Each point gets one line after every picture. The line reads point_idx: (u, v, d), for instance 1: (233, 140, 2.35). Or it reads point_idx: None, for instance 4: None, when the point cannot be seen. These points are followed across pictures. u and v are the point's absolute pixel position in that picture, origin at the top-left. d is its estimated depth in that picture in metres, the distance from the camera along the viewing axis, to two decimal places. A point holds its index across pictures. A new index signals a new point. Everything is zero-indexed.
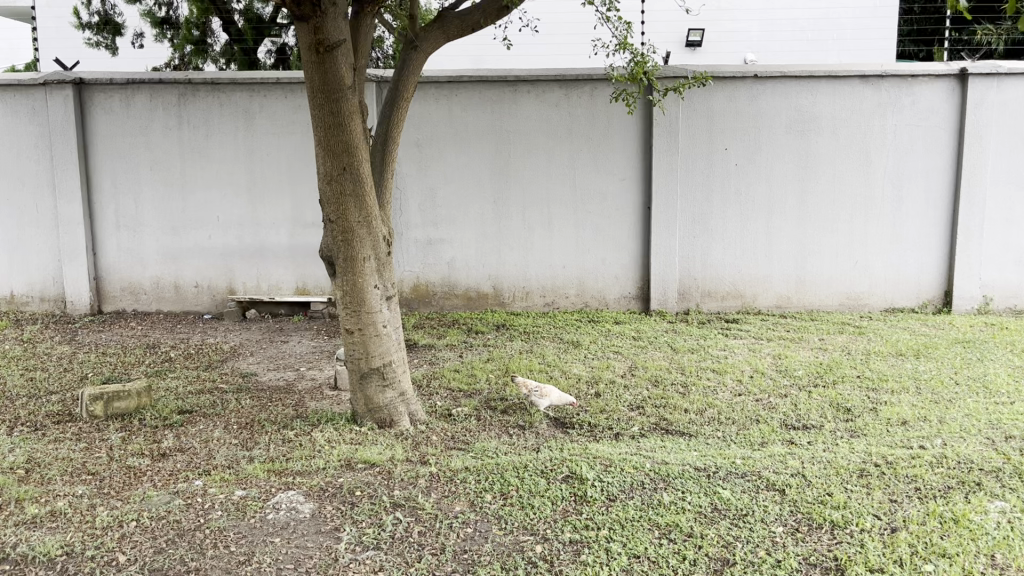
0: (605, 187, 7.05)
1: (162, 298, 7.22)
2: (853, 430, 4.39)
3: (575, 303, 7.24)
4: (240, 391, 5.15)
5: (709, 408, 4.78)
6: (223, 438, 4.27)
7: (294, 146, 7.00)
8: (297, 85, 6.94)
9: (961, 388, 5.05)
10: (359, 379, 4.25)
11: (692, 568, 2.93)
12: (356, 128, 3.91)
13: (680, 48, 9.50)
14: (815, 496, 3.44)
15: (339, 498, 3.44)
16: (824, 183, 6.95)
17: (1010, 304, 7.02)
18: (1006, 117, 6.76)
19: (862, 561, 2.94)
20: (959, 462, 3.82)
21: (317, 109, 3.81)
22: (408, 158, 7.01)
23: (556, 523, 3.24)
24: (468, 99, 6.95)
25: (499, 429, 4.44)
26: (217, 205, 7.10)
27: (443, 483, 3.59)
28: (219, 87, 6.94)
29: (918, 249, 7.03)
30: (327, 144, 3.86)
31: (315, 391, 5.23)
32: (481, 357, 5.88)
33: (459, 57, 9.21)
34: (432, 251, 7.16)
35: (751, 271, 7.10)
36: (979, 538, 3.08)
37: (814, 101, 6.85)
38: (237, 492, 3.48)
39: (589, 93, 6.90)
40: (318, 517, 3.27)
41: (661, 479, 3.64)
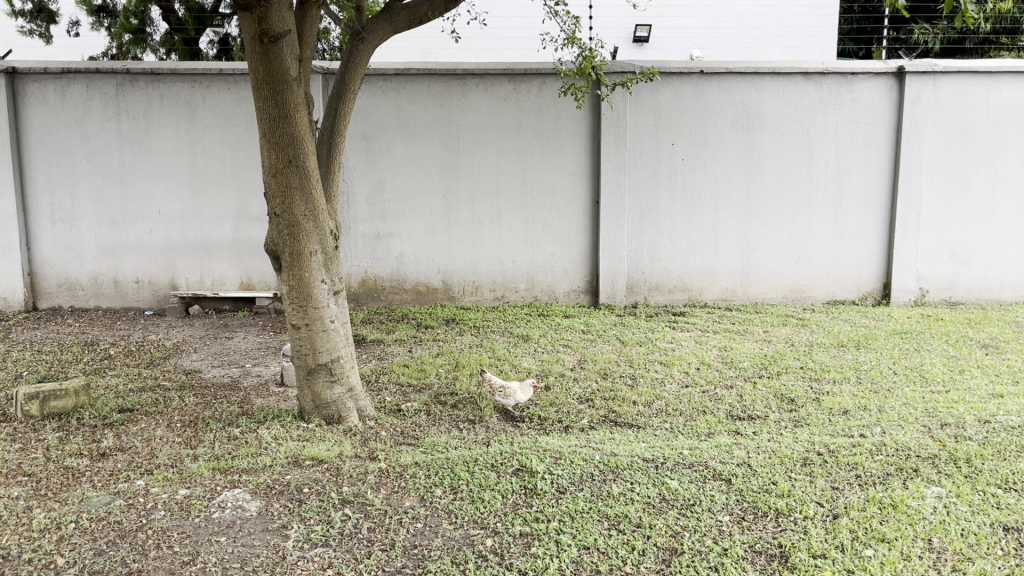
0: (555, 181, 7.12)
1: (101, 294, 7.11)
2: (796, 419, 4.55)
3: (524, 297, 7.32)
4: (183, 389, 5.11)
5: (657, 400, 4.90)
6: (166, 437, 4.23)
7: (239, 139, 6.93)
8: (240, 76, 6.86)
9: (899, 378, 5.25)
10: (305, 374, 4.27)
11: (641, 558, 3.01)
12: (301, 120, 3.92)
13: (627, 44, 9.11)
14: (760, 485, 3.57)
15: (288, 495, 3.45)
16: (767, 178, 7.13)
17: (945, 296, 7.28)
18: (941, 114, 6.99)
19: (805, 548, 3.06)
20: (897, 449, 3.98)
21: (262, 101, 3.80)
22: (356, 151, 7.01)
23: (506, 517, 3.30)
24: (416, 92, 6.95)
25: (450, 424, 4.49)
26: (158, 198, 7.00)
27: (394, 479, 3.63)
28: (159, 77, 6.83)
29: (859, 242, 7.26)
30: (272, 136, 3.86)
31: (261, 387, 5.21)
32: (431, 352, 5.91)
33: (406, 50, 9.12)
34: (381, 245, 7.16)
35: (697, 265, 7.26)
36: (917, 522, 3.23)
37: (759, 97, 7.00)
38: (180, 492, 3.47)
39: (538, 88, 6.96)
40: (266, 515, 3.28)
41: (610, 470, 3.74)
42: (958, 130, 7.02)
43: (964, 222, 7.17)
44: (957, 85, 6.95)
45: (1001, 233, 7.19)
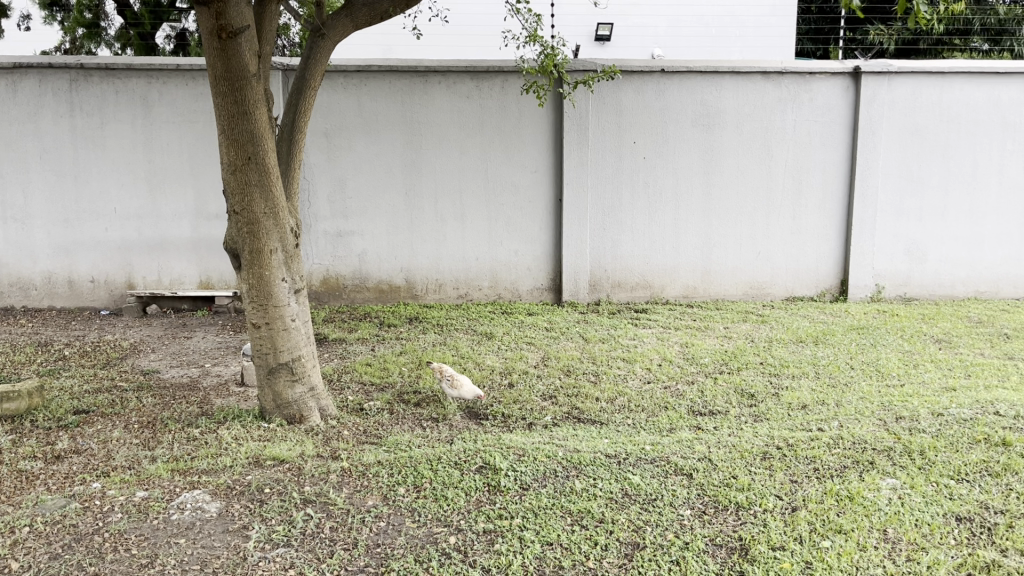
0: (517, 179, 7.16)
1: (55, 294, 7.01)
2: (756, 414, 4.64)
3: (488, 295, 7.36)
4: (141, 389, 5.06)
5: (619, 396, 4.97)
6: (123, 438, 4.20)
7: (197, 136, 6.86)
8: (198, 72, 6.79)
9: (856, 372, 5.38)
10: (266, 373, 4.26)
11: (603, 553, 3.06)
12: (260, 117, 3.91)
13: (589, 43, 9.17)
14: (720, 479, 3.65)
15: (248, 495, 3.45)
16: (726, 176, 7.24)
17: (901, 292, 7.46)
18: (896, 113, 7.15)
19: (764, 540, 3.13)
20: (854, 442, 4.09)
21: (221, 97, 3.78)
22: (316, 148, 6.98)
23: (470, 514, 3.33)
24: (378, 89, 6.94)
25: (413, 422, 4.51)
26: (114, 195, 6.90)
27: (356, 478, 3.64)
28: (114, 73, 6.74)
29: (817, 240, 7.41)
30: (230, 133, 3.84)
31: (221, 387, 5.18)
32: (394, 350, 5.91)
33: (367, 47, 9.09)
34: (343, 243, 7.15)
35: (658, 262, 7.36)
36: (872, 514, 3.32)
37: (719, 96, 7.11)
38: (138, 494, 3.45)
39: (500, 86, 6.99)
40: (226, 516, 3.28)
41: (573, 467, 3.80)
42: (912, 129, 7.19)
43: (918, 219, 7.34)
44: (912, 85, 7.12)
45: (953, 230, 7.37)
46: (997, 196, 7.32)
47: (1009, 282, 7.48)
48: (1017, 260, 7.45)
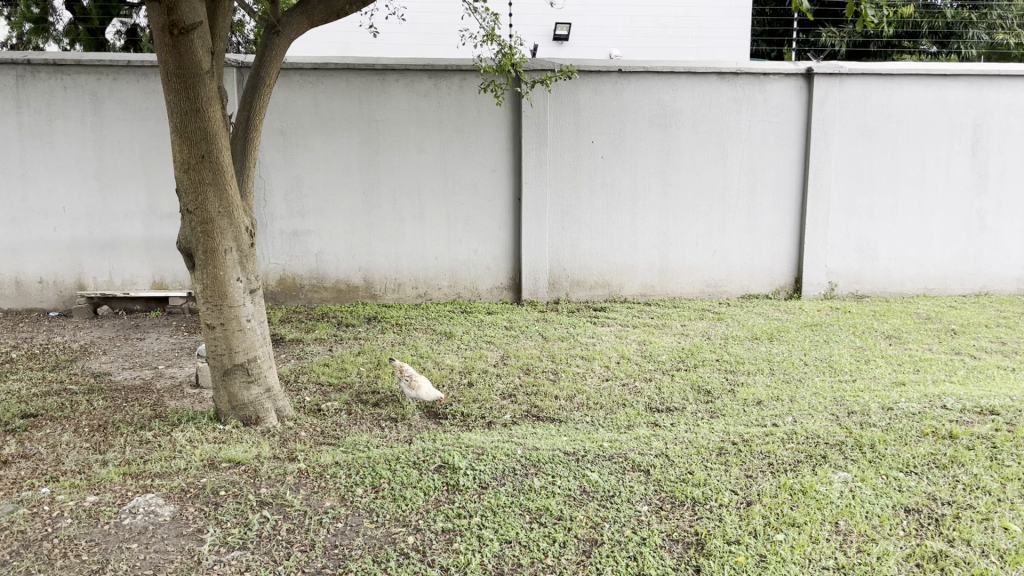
0: (476, 178, 7.21)
1: (3, 295, 6.90)
2: (712, 410, 4.76)
3: (447, 294, 7.39)
4: (92, 392, 5.01)
5: (578, 394, 5.06)
6: (73, 442, 4.17)
7: (148, 133, 6.79)
8: (150, 68, 6.74)
9: (809, 368, 5.53)
10: (221, 374, 4.25)
11: (562, 550, 3.13)
12: (214, 114, 3.90)
13: (546, 42, 9.12)
14: (677, 475, 3.75)
15: (203, 498, 3.46)
16: (682, 176, 7.37)
17: (853, 290, 7.66)
18: (847, 114, 7.33)
19: (719, 534, 3.23)
20: (807, 437, 4.21)
21: (173, 94, 3.76)
22: (272, 146, 6.95)
23: (428, 513, 3.38)
24: (335, 87, 6.94)
25: (371, 423, 4.54)
26: (63, 194, 6.81)
27: (314, 479, 3.67)
28: (62, 69, 6.65)
29: (771, 238, 7.56)
30: (183, 131, 3.82)
31: (175, 389, 5.15)
32: (353, 351, 5.91)
33: (325, 44, 9.06)
34: (299, 242, 7.13)
35: (616, 261, 7.46)
36: (824, 507, 3.44)
37: (675, 96, 7.23)
38: (88, 498, 3.44)
39: (458, 85, 7.03)
40: (180, 519, 3.28)
41: (532, 464, 3.88)
42: (864, 129, 7.37)
43: (869, 218, 7.54)
44: (862, 86, 7.30)
45: (903, 229, 7.58)
46: (944, 194, 7.54)
47: (956, 279, 7.71)
48: (963, 259, 7.68)
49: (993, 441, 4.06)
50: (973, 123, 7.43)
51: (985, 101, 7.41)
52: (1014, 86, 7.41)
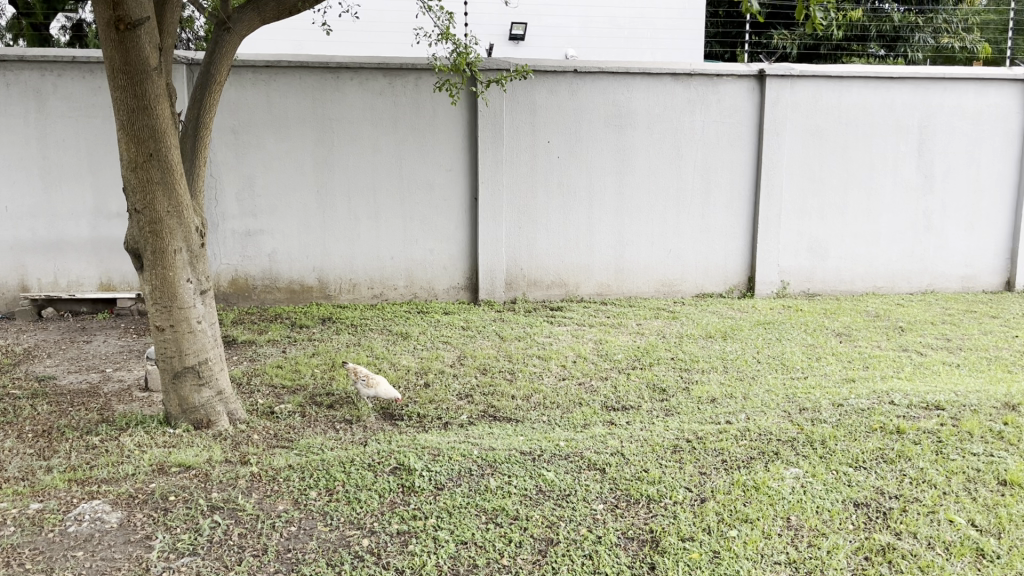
0: (432, 177, 6.97)
1: None
2: (667, 408, 4.69)
3: (403, 294, 7.16)
4: (36, 396, 4.77)
5: (535, 393, 4.96)
6: (15, 449, 3.93)
7: (95, 131, 6.48)
8: (96, 64, 6.42)
9: (762, 365, 5.50)
10: (171, 377, 4.04)
11: (518, 549, 3.06)
12: (162, 112, 3.74)
13: (503, 42, 8.99)
14: (632, 473, 3.67)
15: (151, 504, 3.30)
16: (639, 175, 7.24)
17: (805, 288, 7.63)
18: (799, 116, 7.29)
19: (674, 531, 3.18)
20: (760, 434, 4.15)
21: (119, 91, 3.58)
22: (223, 145, 6.64)
23: (383, 516, 3.27)
24: (287, 85, 6.66)
25: (326, 425, 4.37)
26: (5, 193, 6.46)
27: (267, 483, 3.52)
28: (4, 63, 6.30)
29: (725, 237, 7.49)
30: (130, 128, 3.64)
31: (124, 393, 4.92)
32: (306, 351, 5.74)
33: (277, 42, 8.83)
34: (252, 242, 6.84)
35: (573, 261, 7.31)
36: (777, 502, 3.40)
37: (630, 97, 7.09)
38: (31, 506, 3.26)
39: (414, 83, 6.81)
40: (128, 526, 3.13)
41: (488, 464, 3.77)
42: (815, 131, 7.34)
43: (820, 218, 7.51)
44: (813, 88, 7.26)
45: (853, 228, 7.58)
46: (891, 195, 7.56)
47: (903, 277, 7.75)
48: (910, 257, 7.72)
49: (939, 436, 4.04)
50: (919, 124, 7.45)
51: (931, 104, 7.44)
52: (957, 89, 7.47)
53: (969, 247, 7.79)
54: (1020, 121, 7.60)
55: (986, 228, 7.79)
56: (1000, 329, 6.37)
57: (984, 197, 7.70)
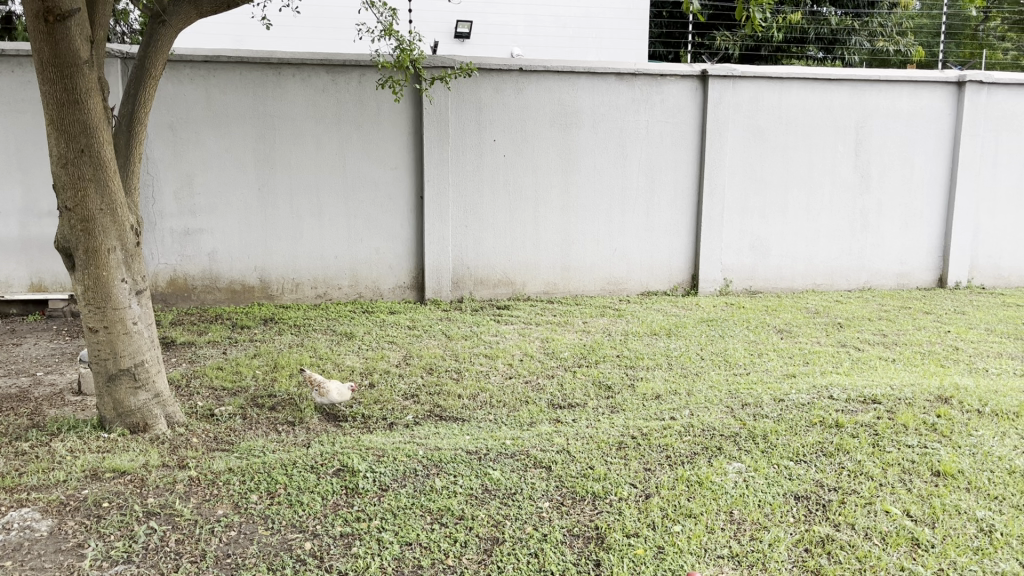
0: (377, 176, 6.56)
1: None
2: (613, 405, 4.43)
3: (348, 294, 6.72)
4: None
5: (482, 392, 4.63)
6: None
7: (25, 127, 5.96)
8: (26, 58, 5.90)
9: (706, 362, 5.28)
10: (105, 380, 3.65)
11: (463, 550, 2.83)
12: (94, 106, 3.39)
13: (447, 40, 8.61)
14: (578, 470, 3.43)
15: (84, 511, 3.00)
16: (584, 175, 6.91)
17: (747, 286, 7.39)
18: (740, 116, 7.03)
19: (619, 528, 2.98)
20: (704, 430, 3.94)
21: (47, 85, 3.24)
22: (159, 142, 6.17)
23: (326, 518, 3.01)
24: (227, 80, 6.22)
25: (267, 427, 4.01)
26: None
27: (206, 487, 3.22)
28: None
29: (669, 235, 7.19)
30: (59, 123, 3.30)
31: (55, 397, 4.48)
32: (248, 351, 5.32)
33: (216, 37, 8.31)
34: (190, 242, 6.37)
35: (519, 260, 6.95)
36: (720, 497, 3.21)
37: (575, 96, 6.76)
38: None
39: (357, 80, 6.39)
40: (59, 534, 2.84)
41: (433, 465, 3.49)
42: (756, 132, 7.10)
43: (762, 216, 7.28)
44: (754, 88, 7.02)
45: (794, 226, 7.36)
46: (830, 194, 7.36)
47: (842, 274, 7.55)
48: (848, 254, 7.52)
49: (876, 429, 3.89)
50: (856, 125, 7.25)
51: (867, 105, 7.25)
52: (892, 91, 7.27)
53: (905, 245, 7.62)
54: (953, 123, 7.44)
55: (922, 226, 7.60)
56: (934, 325, 6.32)
57: (918, 196, 7.52)
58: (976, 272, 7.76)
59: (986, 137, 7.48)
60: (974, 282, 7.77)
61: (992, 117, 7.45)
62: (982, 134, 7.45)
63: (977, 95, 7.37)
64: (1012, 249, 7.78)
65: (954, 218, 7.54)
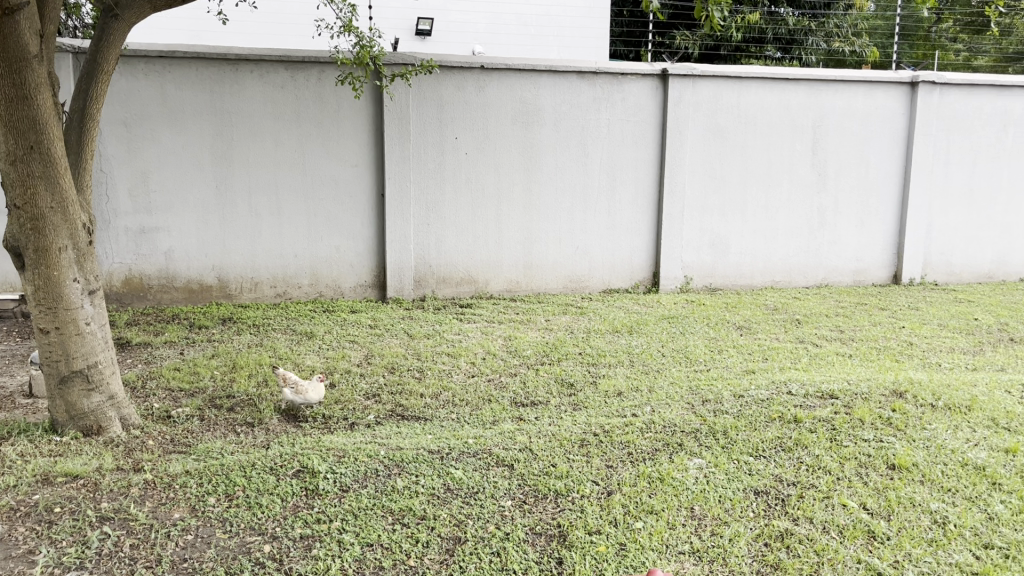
0: (336, 173, 6.35)
1: None
2: (575, 403, 4.30)
3: (308, 294, 6.51)
4: None
5: (444, 391, 4.46)
6: None
7: None
8: None
9: (667, 359, 5.18)
10: (56, 382, 3.40)
11: (424, 550, 2.69)
12: (45, 102, 3.18)
13: (408, 37, 8.42)
14: (540, 468, 3.29)
15: (35, 517, 2.79)
16: (546, 173, 6.78)
17: (706, 283, 7.33)
18: (700, 115, 6.96)
19: (582, 525, 2.85)
20: (665, 426, 3.82)
21: None
22: (113, 139, 5.89)
23: (286, 520, 2.84)
24: (182, 76, 5.96)
25: (226, 429, 3.80)
26: None
27: (162, 490, 3.01)
28: None
29: (630, 233, 7.09)
30: (8, 120, 3.10)
31: (2, 399, 4.22)
32: (206, 352, 5.10)
33: (171, 32, 8.00)
34: (146, 240, 6.10)
35: (481, 258, 6.80)
36: (681, 493, 3.09)
37: (537, 94, 6.63)
38: None
39: (316, 77, 6.17)
40: (6, 541, 2.65)
41: (395, 464, 3.30)
42: (716, 131, 7.02)
43: (721, 214, 7.22)
44: (714, 88, 6.95)
45: (752, 224, 7.32)
46: (788, 193, 7.32)
47: (799, 271, 7.53)
48: (806, 251, 7.50)
49: (833, 424, 3.82)
50: (813, 125, 7.22)
51: (823, 105, 7.22)
52: (848, 91, 7.25)
53: (861, 242, 7.61)
54: (906, 122, 7.43)
55: (878, 222, 7.60)
56: (889, 320, 6.30)
57: (875, 194, 7.52)
58: (929, 269, 7.78)
59: (938, 136, 7.49)
60: (927, 279, 7.78)
61: (944, 117, 7.47)
62: (934, 133, 7.46)
63: (930, 96, 7.37)
64: (964, 246, 7.81)
65: (908, 216, 7.54)
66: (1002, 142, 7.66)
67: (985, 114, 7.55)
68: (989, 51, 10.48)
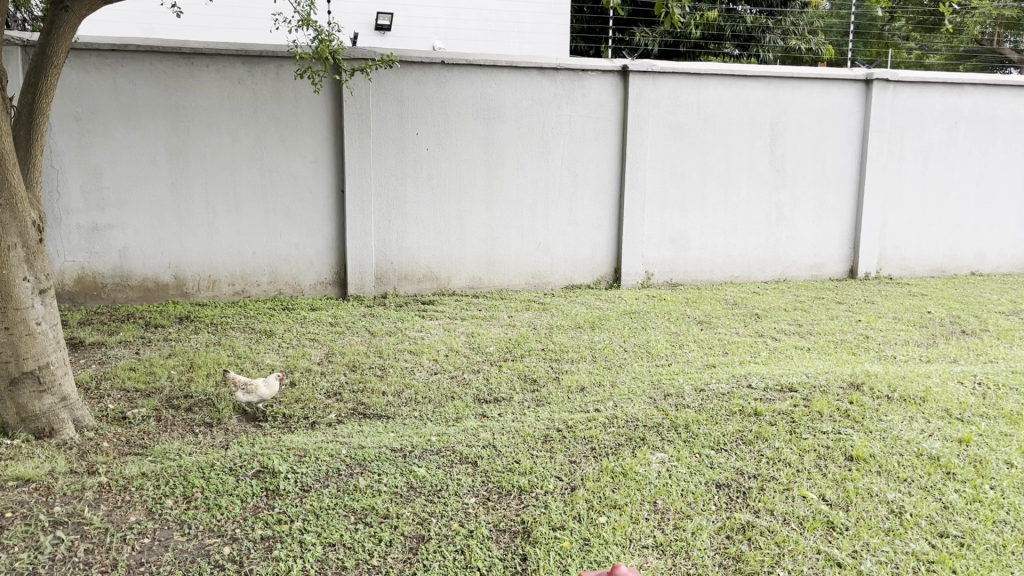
0: (295, 169, 6.10)
1: None
2: (538, 399, 4.13)
3: (267, 291, 6.25)
4: None
5: (407, 389, 4.26)
6: None
7: None
8: None
9: (628, 354, 5.03)
10: (5, 385, 3.13)
11: (387, 549, 2.50)
12: None
13: (367, 31, 8.17)
14: (503, 465, 3.11)
15: None
16: (508, 169, 6.60)
17: (667, 278, 7.21)
18: (660, 111, 6.83)
19: (545, 521, 2.68)
20: (627, 421, 3.66)
21: None
22: (62, 134, 5.59)
23: (245, 521, 2.62)
24: (134, 69, 5.66)
25: (183, 430, 3.56)
26: None
27: (118, 493, 2.77)
28: None
29: (591, 229, 6.94)
30: None
31: None
32: (162, 351, 4.83)
33: (123, 25, 7.66)
34: (99, 238, 5.80)
35: (443, 254, 6.59)
36: (643, 487, 2.93)
37: (498, 90, 6.44)
38: None
39: (274, 72, 5.92)
40: None
41: (358, 463, 3.10)
42: (675, 127, 6.90)
43: (681, 210, 7.10)
44: (674, 84, 6.82)
45: (712, 220, 7.21)
46: (746, 189, 7.22)
47: (758, 266, 7.44)
48: (765, 247, 7.41)
49: (792, 417, 3.68)
50: (771, 121, 7.13)
51: (782, 103, 7.13)
52: (805, 88, 7.18)
53: (819, 236, 7.55)
54: (861, 120, 7.38)
55: (837, 218, 7.54)
56: (845, 314, 6.24)
57: (830, 191, 7.45)
58: (884, 263, 7.74)
59: (891, 133, 7.45)
60: (883, 273, 7.75)
61: (898, 114, 7.43)
62: (890, 130, 7.42)
63: (883, 93, 7.32)
64: (917, 241, 7.79)
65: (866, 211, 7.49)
66: (954, 138, 7.64)
67: (937, 111, 7.53)
68: (941, 49, 10.55)
